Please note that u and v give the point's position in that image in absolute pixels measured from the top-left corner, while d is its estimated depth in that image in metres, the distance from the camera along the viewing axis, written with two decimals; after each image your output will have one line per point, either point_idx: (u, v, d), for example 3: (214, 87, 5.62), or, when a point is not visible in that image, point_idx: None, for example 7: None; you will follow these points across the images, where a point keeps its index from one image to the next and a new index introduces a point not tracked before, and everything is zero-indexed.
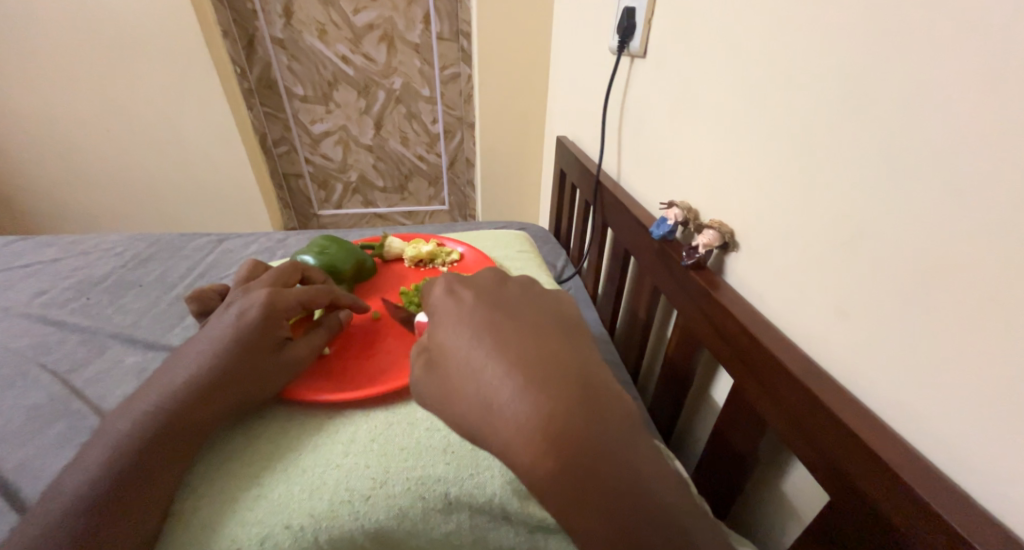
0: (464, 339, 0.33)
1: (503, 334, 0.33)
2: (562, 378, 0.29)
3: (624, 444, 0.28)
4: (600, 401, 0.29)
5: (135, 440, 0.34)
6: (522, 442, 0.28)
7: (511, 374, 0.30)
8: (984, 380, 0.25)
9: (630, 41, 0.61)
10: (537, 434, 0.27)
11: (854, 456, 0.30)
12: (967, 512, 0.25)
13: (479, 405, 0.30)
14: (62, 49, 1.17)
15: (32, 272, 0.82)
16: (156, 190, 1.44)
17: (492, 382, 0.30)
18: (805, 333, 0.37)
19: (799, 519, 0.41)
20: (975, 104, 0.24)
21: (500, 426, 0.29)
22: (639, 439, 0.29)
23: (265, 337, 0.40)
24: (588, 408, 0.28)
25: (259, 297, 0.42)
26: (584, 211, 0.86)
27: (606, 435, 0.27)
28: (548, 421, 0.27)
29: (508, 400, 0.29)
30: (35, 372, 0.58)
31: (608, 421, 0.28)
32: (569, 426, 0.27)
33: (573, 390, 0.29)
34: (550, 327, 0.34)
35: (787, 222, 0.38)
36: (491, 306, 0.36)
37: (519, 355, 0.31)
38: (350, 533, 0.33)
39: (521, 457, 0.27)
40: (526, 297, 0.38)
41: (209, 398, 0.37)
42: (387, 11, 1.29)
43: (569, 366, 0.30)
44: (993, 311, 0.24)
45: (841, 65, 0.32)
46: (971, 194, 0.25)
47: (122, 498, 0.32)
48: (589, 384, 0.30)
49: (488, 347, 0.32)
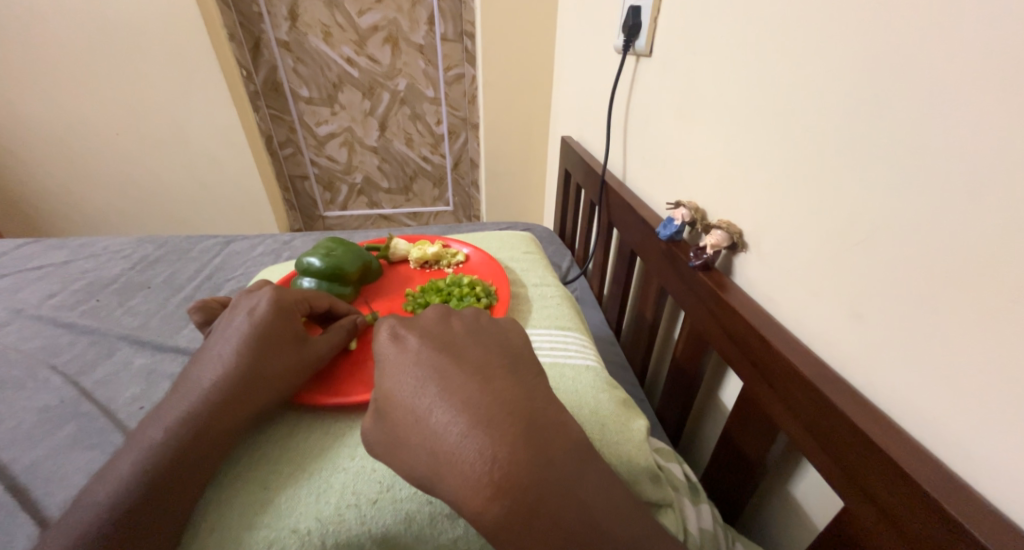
0: (406, 378, 0.31)
1: (447, 370, 0.30)
2: (511, 425, 0.27)
3: (572, 478, 0.27)
4: (550, 442, 0.28)
5: (171, 440, 0.35)
6: (472, 493, 0.26)
7: (456, 417, 0.28)
8: (1002, 385, 0.24)
9: (636, 39, 0.61)
10: (487, 478, 0.26)
11: (868, 460, 0.30)
12: (989, 518, 0.24)
13: (425, 451, 0.28)
14: (71, 53, 1.18)
15: (42, 275, 0.83)
16: (163, 192, 1.45)
17: (438, 426, 0.28)
18: (815, 334, 0.36)
19: (810, 526, 0.40)
20: (991, 101, 0.23)
21: (449, 473, 0.27)
22: (588, 472, 0.28)
23: (277, 335, 0.40)
24: (535, 446, 0.27)
25: (267, 295, 0.42)
26: (590, 212, 0.86)
27: (554, 473, 0.27)
28: (498, 471, 0.26)
29: (456, 444, 0.27)
30: (45, 373, 0.59)
31: (556, 458, 0.27)
32: (519, 475, 0.26)
33: (522, 437, 0.27)
34: (496, 355, 0.32)
35: (796, 222, 0.37)
36: (432, 336, 0.33)
37: (467, 401, 0.28)
38: (357, 538, 0.33)
39: (470, 506, 0.26)
40: (477, 330, 0.34)
41: (235, 400, 0.37)
42: (391, 13, 1.29)
43: (516, 400, 0.29)
44: (1009, 313, 0.23)
45: (851, 62, 0.31)
46: (987, 193, 0.24)
47: (160, 495, 0.33)
48: (539, 428, 0.28)
49: (431, 386, 0.29)
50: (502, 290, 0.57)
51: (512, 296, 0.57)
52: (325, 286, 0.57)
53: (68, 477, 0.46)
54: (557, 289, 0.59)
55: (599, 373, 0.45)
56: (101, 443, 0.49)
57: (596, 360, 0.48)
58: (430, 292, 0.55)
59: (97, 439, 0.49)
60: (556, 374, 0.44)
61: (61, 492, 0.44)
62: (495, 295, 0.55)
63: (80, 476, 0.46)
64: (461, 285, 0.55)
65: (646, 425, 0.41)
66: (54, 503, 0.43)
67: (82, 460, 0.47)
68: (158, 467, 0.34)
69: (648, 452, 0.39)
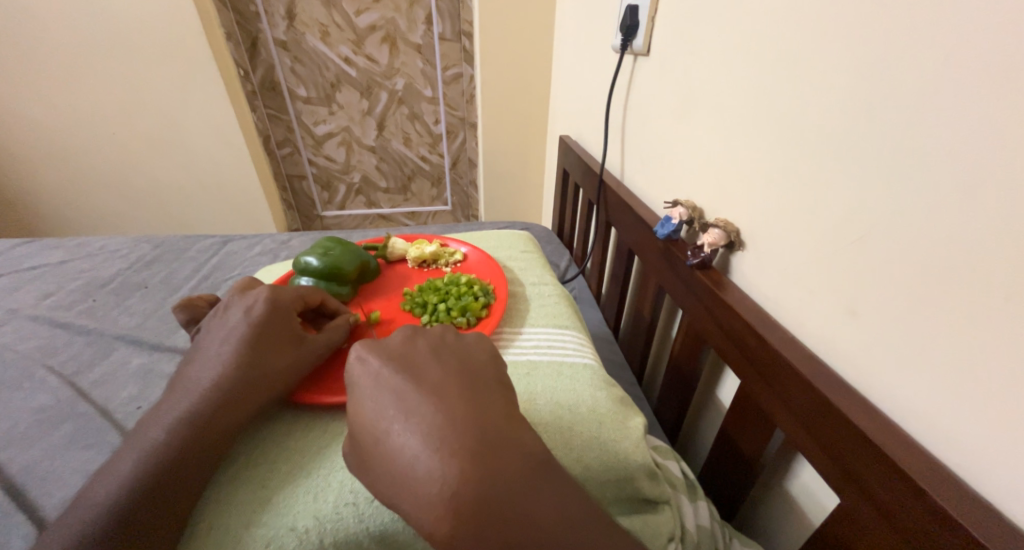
0: (367, 400, 0.31)
1: (405, 391, 0.30)
2: (466, 449, 0.27)
3: (528, 500, 0.27)
4: (505, 466, 0.27)
5: (171, 438, 0.35)
6: (431, 516, 0.26)
7: (414, 441, 0.28)
8: (997, 383, 0.24)
9: (633, 39, 0.61)
10: (442, 502, 0.26)
11: (864, 457, 0.30)
12: (983, 515, 0.24)
13: (386, 472, 0.28)
14: (67, 52, 1.18)
15: (39, 274, 0.82)
16: (160, 191, 1.44)
17: (399, 449, 0.28)
18: (812, 331, 0.37)
19: (807, 523, 0.40)
20: (987, 99, 0.24)
21: (409, 496, 0.27)
22: (543, 492, 0.28)
23: (274, 334, 0.41)
24: (489, 469, 0.27)
25: (262, 294, 0.43)
26: (588, 211, 0.86)
27: (508, 494, 0.27)
28: (452, 496, 0.26)
29: (413, 466, 0.27)
30: (41, 373, 0.59)
31: (511, 481, 0.27)
32: (472, 499, 0.26)
33: (476, 461, 0.27)
34: (456, 375, 0.31)
35: (793, 219, 0.37)
36: (394, 354, 0.33)
37: (425, 425, 0.28)
38: (356, 536, 0.33)
39: (429, 528, 0.26)
40: (440, 349, 0.33)
41: (234, 398, 0.37)
42: (389, 12, 1.29)
43: (472, 423, 0.28)
44: (1004, 311, 0.24)
45: (848, 60, 0.31)
46: (982, 191, 0.24)
47: (162, 493, 0.33)
48: (495, 452, 0.27)
49: (390, 408, 0.29)
50: (500, 289, 0.57)
51: (510, 295, 0.57)
52: (323, 286, 0.57)
53: (65, 477, 0.45)
54: (555, 288, 0.59)
55: (597, 371, 0.46)
56: (99, 443, 0.49)
57: (594, 359, 0.48)
58: (428, 291, 0.55)
59: (95, 439, 0.49)
60: (553, 373, 0.44)
61: (59, 492, 0.44)
62: (493, 294, 0.55)
63: (79, 476, 0.45)
64: (459, 284, 0.55)
65: (644, 423, 0.41)
66: (51, 503, 0.43)
67: (80, 460, 0.47)
68: (159, 466, 0.34)
69: (646, 449, 0.39)
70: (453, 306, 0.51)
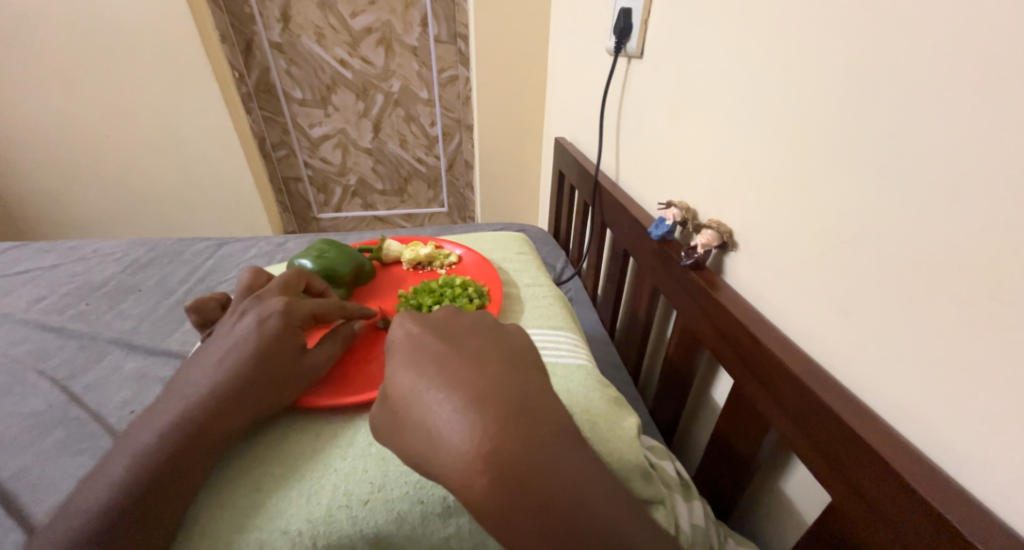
0: (406, 361, 0.31)
1: (446, 356, 0.30)
2: (499, 403, 0.27)
3: (554, 454, 0.27)
4: (534, 422, 0.27)
5: (162, 447, 0.35)
6: (461, 469, 0.26)
7: (449, 395, 0.28)
8: (986, 382, 0.24)
9: (627, 41, 0.61)
10: (474, 456, 0.26)
11: (856, 457, 0.30)
12: (971, 512, 0.24)
13: (419, 428, 0.28)
14: (60, 56, 1.17)
15: (32, 278, 0.82)
16: (154, 194, 1.44)
17: (432, 404, 0.28)
18: (804, 332, 0.37)
19: (800, 522, 0.41)
20: (975, 101, 0.24)
21: (439, 450, 0.27)
22: (571, 454, 0.27)
23: (278, 349, 0.40)
24: (519, 425, 0.27)
25: (276, 305, 0.42)
26: (583, 212, 0.86)
27: (540, 452, 0.26)
28: (483, 444, 0.26)
29: (447, 422, 0.27)
30: (33, 379, 0.58)
31: (540, 436, 0.27)
32: (502, 446, 0.26)
33: (506, 415, 0.27)
34: (492, 346, 0.32)
35: (786, 221, 0.37)
36: (434, 326, 0.33)
37: (463, 382, 0.28)
38: (349, 539, 0.33)
39: (457, 479, 0.26)
40: (483, 326, 0.34)
41: (231, 408, 0.37)
42: (384, 15, 1.29)
43: (506, 383, 0.29)
44: (991, 310, 0.24)
45: (836, 63, 0.32)
46: (969, 194, 0.24)
47: (150, 501, 0.33)
48: (526, 409, 0.28)
49: (429, 369, 0.30)
50: (495, 291, 0.57)
51: (505, 296, 0.57)
52: None
53: (57, 484, 0.45)
54: (549, 289, 0.59)
55: (591, 372, 0.46)
56: (91, 448, 0.48)
57: (588, 360, 0.48)
58: (423, 293, 0.55)
59: (86, 445, 0.49)
60: (548, 374, 0.44)
61: (50, 499, 0.44)
62: (488, 296, 0.55)
63: (70, 482, 0.45)
64: (454, 286, 0.55)
65: (637, 423, 0.41)
66: (42, 509, 0.43)
67: (72, 465, 0.47)
68: (151, 473, 0.34)
69: (639, 450, 0.39)
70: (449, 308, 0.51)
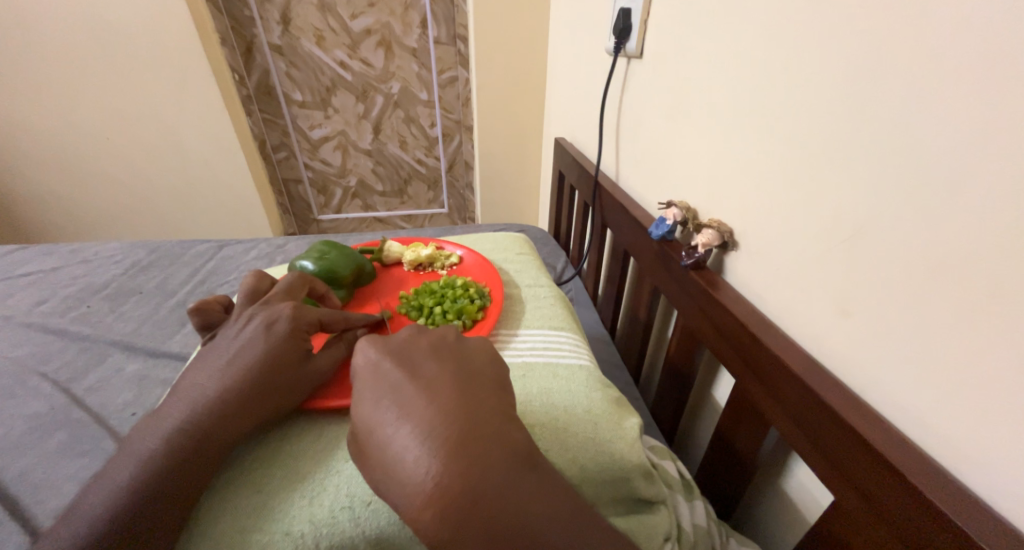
0: (366, 391, 0.31)
1: (402, 384, 0.30)
2: (448, 434, 0.27)
3: (509, 484, 0.26)
4: (487, 451, 0.27)
5: (168, 450, 0.34)
6: (416, 504, 0.26)
7: (402, 429, 0.28)
8: (987, 380, 0.25)
9: (626, 41, 0.61)
10: (427, 490, 0.26)
11: (858, 455, 0.30)
12: (974, 510, 0.24)
13: (378, 462, 0.28)
14: (60, 58, 1.17)
15: (33, 281, 0.82)
16: (155, 197, 1.44)
17: (389, 437, 0.28)
18: (805, 331, 0.37)
19: (801, 520, 0.41)
20: (976, 99, 0.24)
21: (397, 485, 0.27)
22: (528, 479, 0.27)
23: (283, 354, 0.40)
24: (471, 455, 0.26)
25: (282, 310, 0.42)
26: (584, 213, 0.86)
27: (491, 483, 0.26)
28: (434, 478, 0.26)
29: (403, 455, 0.27)
30: (35, 381, 0.58)
31: (493, 466, 0.26)
32: (451, 481, 0.26)
33: (456, 447, 0.27)
34: (452, 369, 0.31)
35: (786, 221, 0.37)
36: (394, 349, 0.33)
37: (416, 412, 0.28)
38: (351, 540, 0.33)
39: (413, 515, 0.26)
40: (445, 348, 0.33)
41: (237, 414, 0.37)
42: (384, 16, 1.29)
43: (459, 410, 0.28)
44: (992, 307, 0.24)
45: (836, 62, 0.32)
46: (970, 191, 0.24)
47: (156, 503, 0.33)
48: (479, 437, 0.27)
49: (387, 400, 0.30)
50: (495, 291, 0.57)
51: (506, 297, 0.57)
52: None
53: (59, 486, 0.45)
54: (550, 290, 0.59)
55: (592, 372, 0.46)
56: (94, 450, 0.48)
57: (590, 360, 0.48)
58: (423, 294, 0.55)
59: (89, 446, 0.49)
60: (548, 375, 0.44)
61: (52, 501, 0.44)
62: (488, 297, 0.55)
63: (72, 484, 0.45)
64: (455, 287, 0.55)
65: (640, 424, 0.41)
66: (44, 511, 0.43)
67: (74, 467, 0.47)
68: (157, 477, 0.33)
69: (641, 450, 0.39)
70: (450, 309, 0.51)
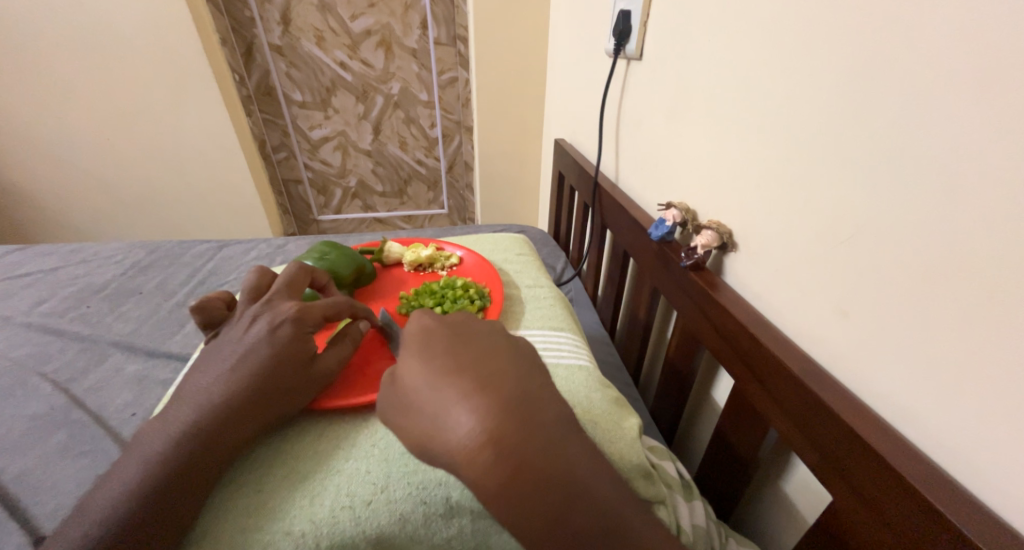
0: (418, 347, 0.31)
1: (457, 346, 0.31)
2: (508, 390, 0.28)
3: (563, 442, 0.27)
4: (543, 410, 0.28)
5: (174, 452, 0.35)
6: (465, 451, 0.26)
7: (457, 380, 0.28)
8: (983, 382, 0.25)
9: (626, 43, 0.62)
10: (476, 440, 0.26)
11: (854, 454, 0.30)
12: (969, 510, 0.25)
13: (424, 408, 0.28)
14: (60, 59, 1.18)
15: (32, 281, 0.82)
16: (154, 197, 1.44)
17: (440, 387, 0.28)
18: (803, 331, 0.37)
19: (800, 520, 0.41)
20: (973, 101, 0.24)
21: (444, 430, 0.27)
22: (579, 444, 0.28)
23: (290, 356, 0.40)
24: (528, 412, 0.27)
25: (288, 312, 0.42)
26: (583, 214, 0.86)
27: (541, 440, 0.26)
28: (490, 426, 0.26)
29: (455, 406, 0.27)
30: (35, 381, 0.58)
31: (548, 424, 0.27)
32: (509, 432, 0.26)
33: (515, 401, 0.27)
34: (504, 339, 0.32)
35: (784, 222, 0.38)
36: (449, 319, 0.34)
37: (473, 369, 0.29)
38: (351, 539, 0.33)
39: (461, 462, 0.26)
40: (494, 323, 0.34)
41: (242, 416, 0.37)
42: (384, 17, 1.30)
43: (515, 373, 0.29)
44: (989, 308, 0.24)
45: (835, 64, 0.32)
46: (964, 192, 0.25)
47: (166, 505, 0.33)
48: (534, 398, 0.28)
49: (440, 356, 0.30)
50: (495, 292, 0.57)
51: (506, 297, 0.58)
52: None
53: (58, 486, 0.45)
54: (550, 291, 0.60)
55: (592, 372, 0.46)
56: (94, 451, 0.49)
57: (589, 360, 0.48)
58: (423, 294, 0.55)
59: (89, 446, 0.49)
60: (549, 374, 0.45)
61: (52, 501, 0.44)
62: (488, 297, 0.55)
63: (72, 484, 0.45)
64: (455, 288, 0.55)
65: (639, 423, 0.42)
66: (44, 512, 0.43)
67: (74, 468, 0.47)
68: (162, 480, 0.34)
69: (640, 450, 0.40)
70: (450, 309, 0.51)
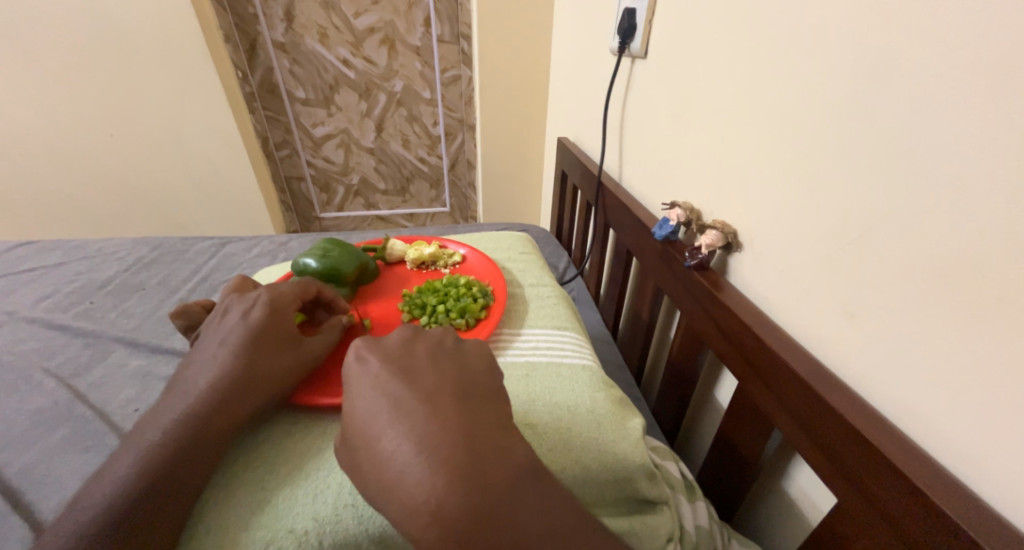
0: (361, 400, 0.30)
1: (400, 395, 0.29)
2: (451, 453, 0.27)
3: (512, 501, 0.27)
4: (490, 469, 0.27)
5: (168, 443, 0.34)
6: (414, 521, 0.26)
7: (402, 445, 0.27)
8: (991, 385, 0.24)
9: (631, 41, 0.61)
10: (424, 503, 0.26)
11: (859, 455, 0.30)
12: (973, 512, 0.24)
13: (373, 476, 0.28)
14: (64, 54, 1.18)
15: (36, 277, 0.82)
16: (158, 193, 1.44)
17: (388, 452, 0.28)
18: (808, 333, 0.37)
19: (805, 522, 0.41)
20: (982, 101, 0.24)
21: (394, 500, 0.27)
22: (531, 498, 0.28)
23: (274, 332, 0.41)
24: (475, 474, 0.27)
25: (258, 297, 0.43)
26: (586, 213, 0.86)
27: (489, 495, 0.26)
28: (434, 497, 0.26)
29: (402, 473, 0.27)
30: (38, 376, 0.58)
31: (494, 484, 0.27)
32: (455, 502, 0.26)
33: (459, 466, 0.27)
34: (450, 380, 0.31)
35: (789, 224, 0.37)
36: (392, 357, 0.32)
37: (419, 427, 0.28)
38: (355, 537, 0.33)
39: (411, 532, 0.26)
40: (439, 360, 0.33)
41: (233, 401, 0.37)
42: (387, 15, 1.29)
43: (461, 428, 0.28)
44: (997, 311, 0.24)
45: (842, 63, 0.32)
46: (973, 193, 0.24)
47: (160, 499, 0.32)
48: (481, 456, 0.27)
49: (384, 412, 0.29)
50: (499, 290, 0.57)
51: (509, 296, 0.58)
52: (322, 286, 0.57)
53: (62, 480, 0.45)
54: (553, 289, 0.59)
55: (595, 372, 0.46)
56: (97, 446, 0.49)
57: (593, 359, 0.48)
58: (427, 292, 0.55)
59: (92, 442, 0.49)
60: (553, 375, 0.44)
61: (55, 496, 0.44)
62: (492, 296, 0.55)
63: (76, 478, 0.45)
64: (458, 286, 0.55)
65: (643, 423, 0.41)
66: (47, 507, 0.43)
67: (77, 462, 0.47)
68: (157, 469, 0.33)
69: (644, 450, 0.39)
70: (453, 308, 0.51)
